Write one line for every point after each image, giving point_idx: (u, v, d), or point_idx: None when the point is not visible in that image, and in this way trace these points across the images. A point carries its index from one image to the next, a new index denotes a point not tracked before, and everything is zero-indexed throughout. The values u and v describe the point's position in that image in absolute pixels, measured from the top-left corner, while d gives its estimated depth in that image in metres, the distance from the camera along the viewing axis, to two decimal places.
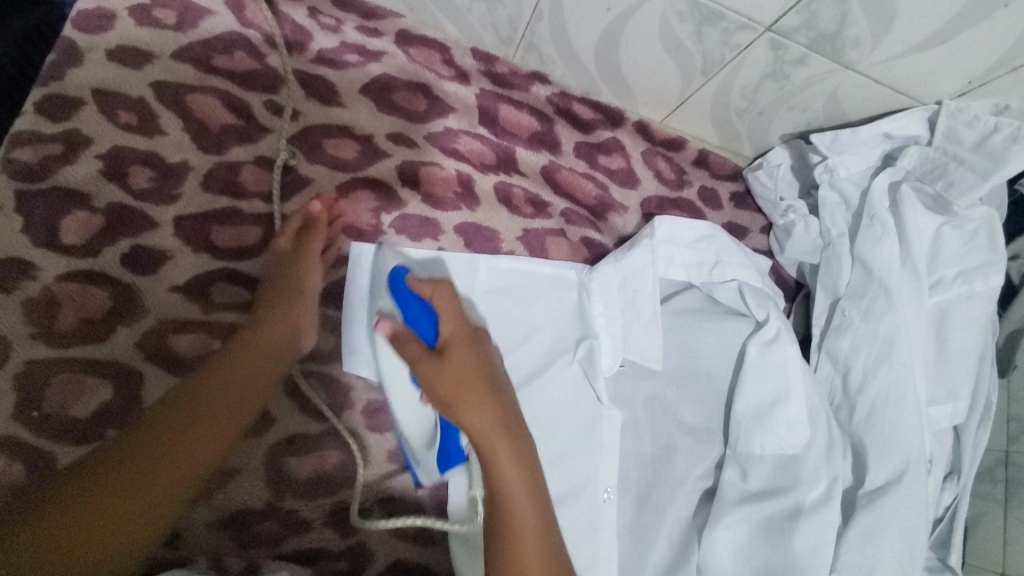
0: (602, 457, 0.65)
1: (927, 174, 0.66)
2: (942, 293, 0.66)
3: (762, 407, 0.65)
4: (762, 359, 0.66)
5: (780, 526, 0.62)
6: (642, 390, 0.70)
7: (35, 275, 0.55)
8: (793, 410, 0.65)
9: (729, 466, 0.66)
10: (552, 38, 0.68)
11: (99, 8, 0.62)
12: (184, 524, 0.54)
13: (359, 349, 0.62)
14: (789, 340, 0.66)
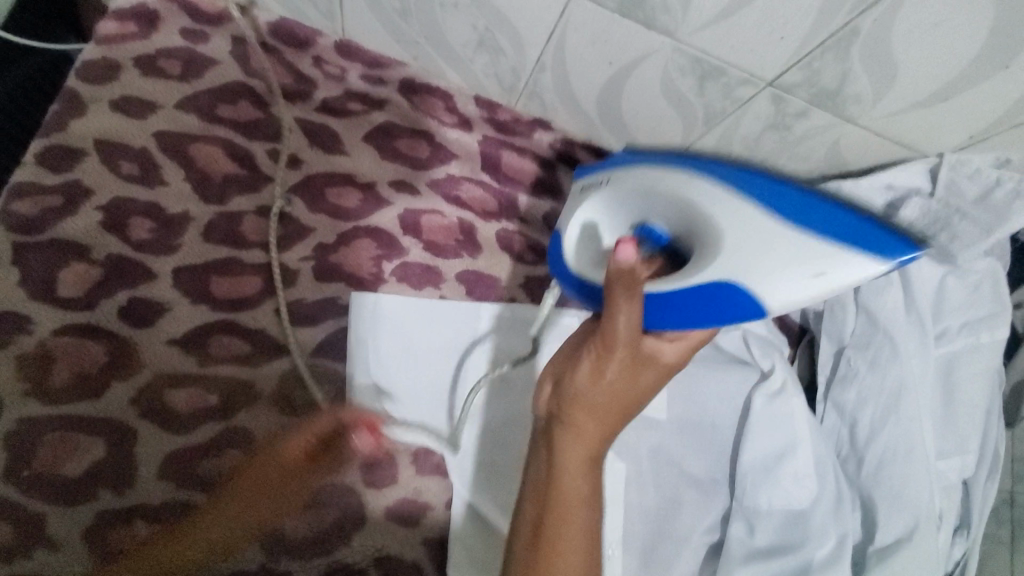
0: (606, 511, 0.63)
1: (928, 227, 0.65)
2: (948, 344, 0.65)
3: (767, 459, 0.65)
4: (770, 410, 0.66)
5: None
6: (647, 442, 0.68)
7: (31, 329, 0.54)
8: (799, 463, 0.64)
9: (735, 520, 0.64)
10: (555, 87, 0.68)
11: (105, 59, 0.63)
12: None
13: (360, 401, 0.61)
14: (795, 392, 0.66)
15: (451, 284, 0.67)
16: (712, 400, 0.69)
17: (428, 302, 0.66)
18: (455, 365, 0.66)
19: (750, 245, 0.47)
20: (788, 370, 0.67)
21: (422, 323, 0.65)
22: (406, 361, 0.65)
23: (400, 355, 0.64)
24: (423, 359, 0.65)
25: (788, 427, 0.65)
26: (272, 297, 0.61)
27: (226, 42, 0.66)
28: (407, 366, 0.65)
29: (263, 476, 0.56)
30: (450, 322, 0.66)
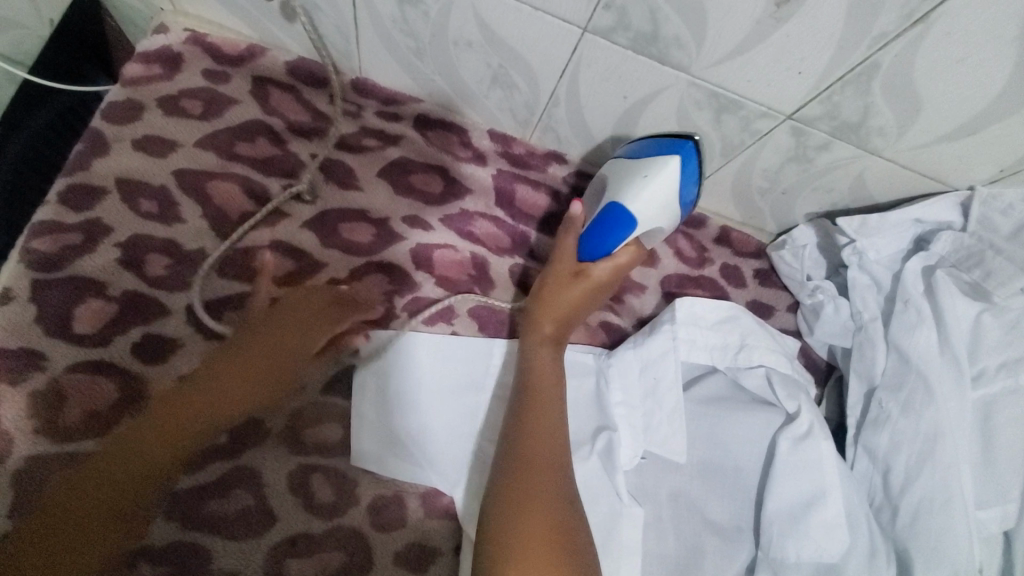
0: (623, 559, 0.60)
1: (963, 261, 0.63)
2: (986, 386, 0.61)
3: (794, 507, 0.61)
4: (795, 456, 0.62)
5: None
6: (667, 486, 0.65)
7: (45, 365, 0.54)
8: (829, 513, 0.60)
9: (762, 572, 0.60)
10: (570, 122, 0.68)
11: (129, 99, 0.64)
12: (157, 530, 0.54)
13: (371, 442, 0.60)
14: (824, 438, 0.62)
15: (463, 319, 0.66)
16: (736, 440, 0.66)
17: (440, 340, 0.64)
18: (467, 404, 0.64)
19: (624, 182, 0.59)
20: (816, 412, 0.63)
21: (432, 360, 0.64)
22: (414, 399, 0.63)
23: (409, 393, 0.63)
24: (434, 396, 0.63)
25: (816, 474, 0.61)
26: None
27: (246, 81, 0.67)
28: (416, 405, 0.63)
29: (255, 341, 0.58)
30: (461, 359, 0.65)
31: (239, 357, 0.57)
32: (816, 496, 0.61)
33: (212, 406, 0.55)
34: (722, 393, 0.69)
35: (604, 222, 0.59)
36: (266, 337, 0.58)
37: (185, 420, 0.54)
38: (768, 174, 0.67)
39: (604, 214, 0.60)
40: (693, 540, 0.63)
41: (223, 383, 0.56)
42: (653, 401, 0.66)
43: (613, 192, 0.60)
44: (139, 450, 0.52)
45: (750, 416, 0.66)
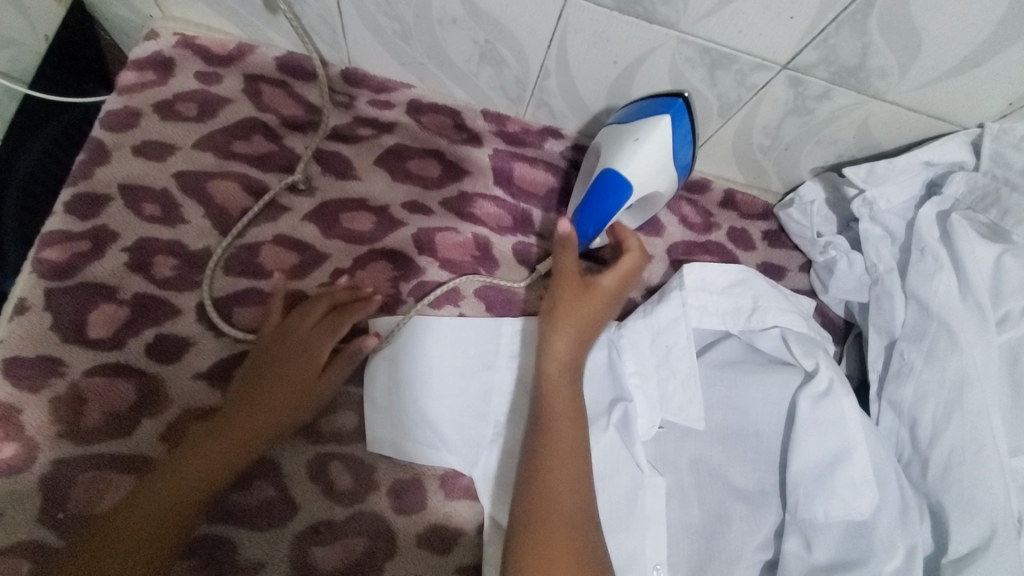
0: (646, 529, 0.59)
1: (978, 202, 0.61)
2: (1012, 329, 0.59)
3: (819, 468, 0.60)
4: (817, 414, 0.60)
5: None
6: (688, 453, 0.65)
7: (64, 371, 0.55)
8: (855, 471, 0.59)
9: (790, 535, 0.59)
10: (562, 94, 0.67)
11: (125, 106, 0.65)
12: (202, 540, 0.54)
13: (383, 428, 0.60)
14: (849, 399, 0.60)
15: (470, 301, 0.66)
16: (754, 403, 0.65)
17: (447, 322, 0.64)
18: (478, 384, 0.63)
19: (615, 148, 0.58)
20: (836, 368, 0.62)
21: (440, 343, 0.64)
22: (427, 383, 0.62)
23: (421, 377, 0.63)
24: (446, 378, 0.63)
25: (840, 431, 0.60)
26: None
27: (238, 80, 0.67)
28: (429, 388, 0.62)
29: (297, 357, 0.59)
30: (467, 340, 0.64)
31: (259, 391, 0.57)
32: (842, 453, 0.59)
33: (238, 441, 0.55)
34: (736, 357, 0.68)
35: (597, 192, 0.58)
36: (286, 367, 0.58)
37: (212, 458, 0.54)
38: (769, 130, 0.65)
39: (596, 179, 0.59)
40: (718, 507, 0.62)
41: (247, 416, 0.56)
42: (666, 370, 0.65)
43: (605, 159, 0.58)
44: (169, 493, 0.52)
45: (768, 378, 0.65)
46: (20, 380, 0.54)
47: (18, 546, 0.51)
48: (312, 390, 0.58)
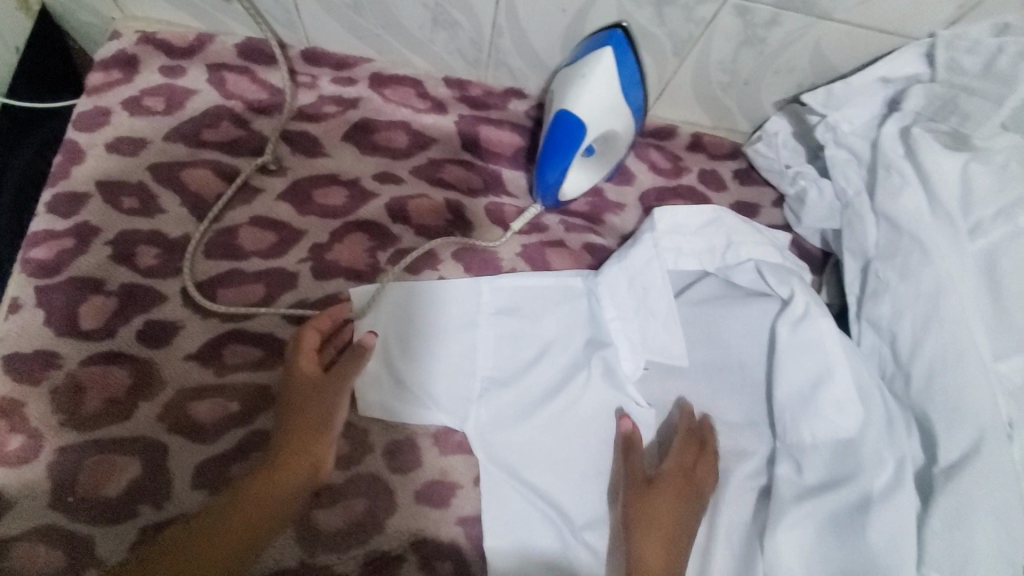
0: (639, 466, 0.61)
1: (939, 112, 0.61)
2: (985, 236, 0.58)
3: (803, 391, 0.61)
4: (797, 337, 0.61)
5: (849, 521, 0.56)
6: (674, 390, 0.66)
7: (60, 363, 0.57)
8: (839, 390, 0.59)
9: (781, 460, 0.61)
10: (518, 52, 0.68)
11: (96, 107, 0.67)
12: None
13: (371, 390, 0.62)
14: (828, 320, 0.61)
15: (447, 263, 0.67)
16: (734, 335, 0.66)
17: (427, 284, 0.65)
18: (462, 343, 0.64)
19: (568, 89, 0.60)
20: (811, 293, 0.63)
21: (422, 307, 0.65)
22: (412, 346, 0.64)
23: (408, 341, 0.64)
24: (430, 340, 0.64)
25: (822, 352, 0.60)
26: (280, 301, 0.63)
27: (201, 71, 0.70)
28: (415, 351, 0.63)
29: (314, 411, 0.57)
30: (450, 301, 0.65)
31: (285, 445, 0.55)
32: (826, 373, 0.60)
33: (266, 501, 0.53)
34: (715, 293, 0.68)
35: (557, 133, 0.60)
36: (308, 415, 0.57)
37: (240, 521, 0.52)
38: (725, 65, 0.67)
39: (556, 126, 0.61)
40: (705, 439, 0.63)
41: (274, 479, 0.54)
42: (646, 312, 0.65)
43: (560, 102, 0.61)
44: (197, 552, 0.51)
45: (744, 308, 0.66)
46: (19, 374, 0.56)
47: (31, 532, 0.52)
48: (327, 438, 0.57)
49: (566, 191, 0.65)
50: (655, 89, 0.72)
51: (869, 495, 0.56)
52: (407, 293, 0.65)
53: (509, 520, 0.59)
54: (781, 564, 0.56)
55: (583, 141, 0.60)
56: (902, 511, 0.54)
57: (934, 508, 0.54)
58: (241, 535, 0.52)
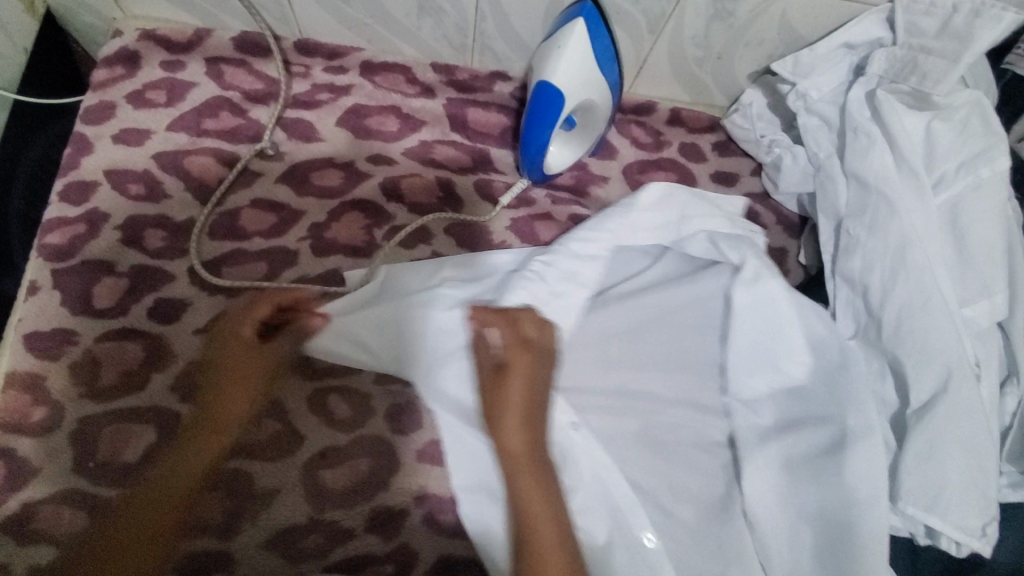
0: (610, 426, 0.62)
1: (899, 74, 0.65)
2: (948, 189, 0.61)
3: (756, 348, 0.64)
4: (747, 297, 0.64)
5: (819, 461, 0.60)
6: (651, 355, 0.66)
7: (77, 340, 0.61)
8: (792, 341, 0.63)
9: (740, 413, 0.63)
10: (501, 35, 0.71)
11: (101, 101, 0.71)
12: (238, 547, 0.56)
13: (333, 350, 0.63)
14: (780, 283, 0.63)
15: (440, 237, 0.70)
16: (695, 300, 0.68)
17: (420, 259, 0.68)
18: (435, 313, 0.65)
19: (546, 61, 0.63)
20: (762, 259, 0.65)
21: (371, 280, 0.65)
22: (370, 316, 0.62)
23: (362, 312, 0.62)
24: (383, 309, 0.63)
25: (774, 311, 0.63)
26: (282, 278, 0.66)
27: (200, 65, 0.74)
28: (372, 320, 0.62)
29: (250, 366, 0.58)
30: (404, 273, 0.66)
31: (217, 386, 0.57)
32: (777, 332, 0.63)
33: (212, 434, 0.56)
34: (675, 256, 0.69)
35: (537, 105, 0.64)
36: (238, 357, 0.58)
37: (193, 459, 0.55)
38: (698, 40, 0.70)
39: (537, 103, 0.65)
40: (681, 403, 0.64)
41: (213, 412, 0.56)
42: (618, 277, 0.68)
43: (539, 75, 0.64)
44: (160, 505, 0.52)
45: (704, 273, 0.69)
46: (39, 351, 0.60)
47: (56, 496, 0.56)
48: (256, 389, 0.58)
49: (549, 165, 0.70)
50: (633, 67, 0.76)
51: (849, 444, 0.58)
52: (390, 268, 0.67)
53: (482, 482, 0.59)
54: (761, 507, 0.59)
55: (562, 112, 0.63)
56: (876, 449, 0.57)
57: (907, 445, 0.57)
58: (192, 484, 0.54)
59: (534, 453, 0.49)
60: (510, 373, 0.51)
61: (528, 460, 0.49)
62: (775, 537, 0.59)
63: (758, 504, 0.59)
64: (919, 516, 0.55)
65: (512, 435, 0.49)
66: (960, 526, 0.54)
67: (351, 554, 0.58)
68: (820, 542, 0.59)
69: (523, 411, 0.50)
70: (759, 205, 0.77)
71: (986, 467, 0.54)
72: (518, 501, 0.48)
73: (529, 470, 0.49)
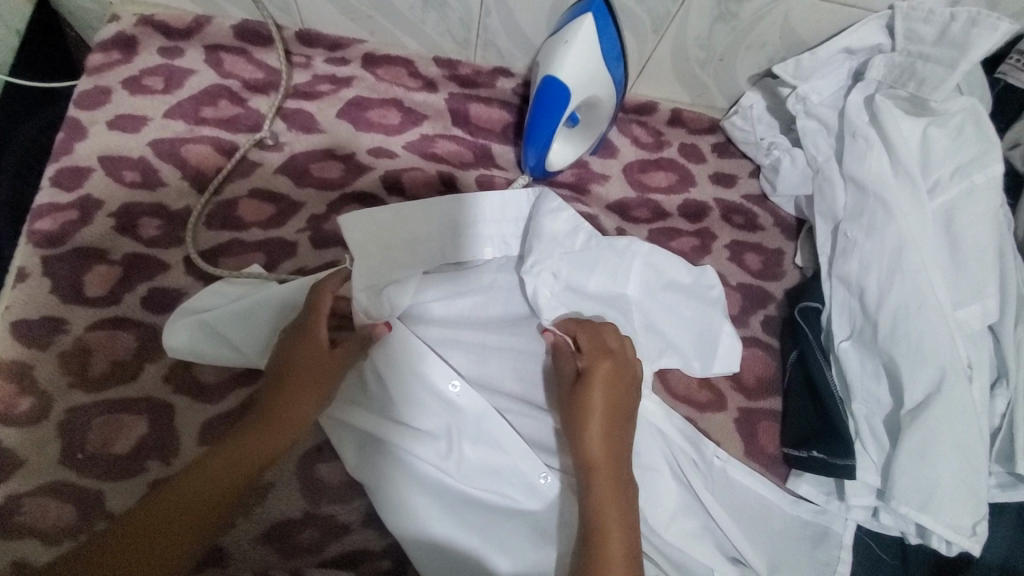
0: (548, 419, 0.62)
1: (898, 79, 0.66)
2: (943, 194, 0.62)
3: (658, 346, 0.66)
4: (685, 319, 0.66)
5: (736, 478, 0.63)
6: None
7: (66, 329, 0.59)
8: (700, 328, 0.65)
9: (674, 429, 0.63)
10: (506, 32, 0.71)
11: (97, 86, 0.71)
12: (230, 542, 0.55)
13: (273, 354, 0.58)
14: (721, 315, 0.65)
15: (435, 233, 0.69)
16: (652, 290, 0.66)
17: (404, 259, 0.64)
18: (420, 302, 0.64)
19: (552, 57, 0.63)
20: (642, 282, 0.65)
21: (344, 342, 0.56)
22: (284, 323, 0.59)
23: (272, 326, 0.59)
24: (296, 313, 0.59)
25: (712, 347, 0.65)
26: (278, 268, 0.65)
27: (199, 52, 0.74)
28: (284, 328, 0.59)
29: (306, 385, 0.55)
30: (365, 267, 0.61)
31: (288, 386, 0.54)
32: (694, 367, 0.66)
33: (227, 473, 0.51)
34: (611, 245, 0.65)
35: (543, 100, 0.64)
36: (297, 401, 0.54)
37: (195, 500, 0.50)
38: (701, 41, 0.71)
39: (542, 99, 0.65)
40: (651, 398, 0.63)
41: (234, 457, 0.52)
42: (586, 265, 0.64)
43: (545, 71, 0.64)
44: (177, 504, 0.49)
45: (661, 256, 0.65)
46: (27, 338, 0.58)
47: (40, 488, 0.53)
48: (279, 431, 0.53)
49: (553, 162, 0.70)
50: (636, 66, 0.77)
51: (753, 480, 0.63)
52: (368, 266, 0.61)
53: (426, 492, 0.57)
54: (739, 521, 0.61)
55: (567, 108, 0.64)
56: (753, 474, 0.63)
57: (900, 445, 0.57)
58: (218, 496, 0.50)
59: (612, 455, 0.52)
60: (593, 377, 0.54)
61: (611, 464, 0.52)
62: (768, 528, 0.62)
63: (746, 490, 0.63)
64: (912, 515, 0.56)
65: (597, 442, 0.52)
66: (952, 524, 0.54)
67: (347, 549, 0.57)
68: (817, 541, 0.61)
69: (606, 414, 0.53)
70: (757, 207, 0.77)
71: (977, 467, 0.55)
72: (592, 494, 0.51)
73: (607, 469, 0.52)
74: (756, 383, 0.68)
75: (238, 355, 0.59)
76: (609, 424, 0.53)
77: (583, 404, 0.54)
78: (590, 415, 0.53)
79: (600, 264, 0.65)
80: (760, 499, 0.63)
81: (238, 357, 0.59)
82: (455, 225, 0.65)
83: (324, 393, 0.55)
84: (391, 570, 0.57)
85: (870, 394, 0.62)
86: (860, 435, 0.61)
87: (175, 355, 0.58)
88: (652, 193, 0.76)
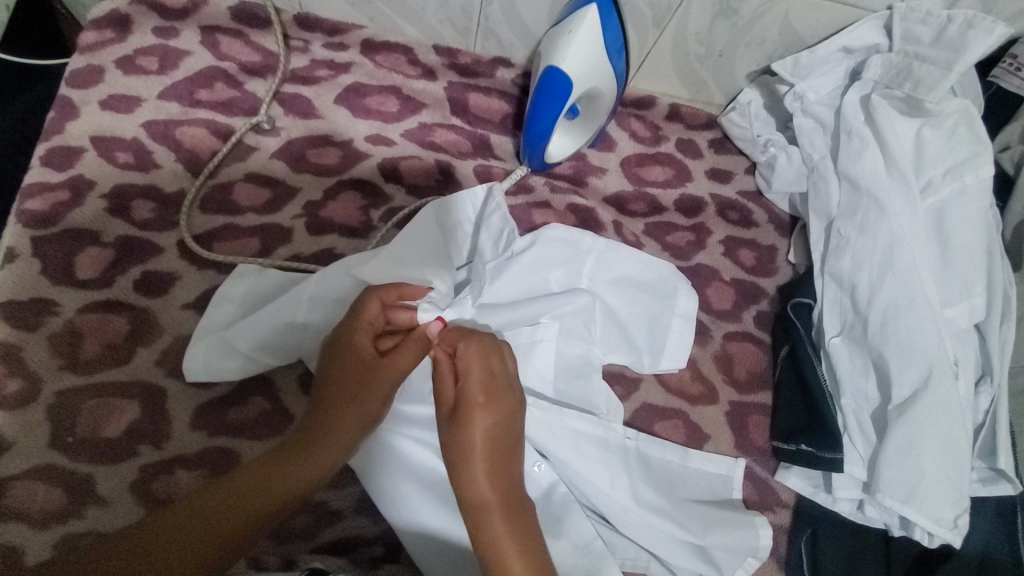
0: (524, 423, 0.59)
1: (895, 79, 0.67)
2: (935, 193, 0.63)
3: (650, 337, 0.67)
4: (640, 315, 0.68)
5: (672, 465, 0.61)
6: (573, 351, 0.63)
7: (56, 311, 0.58)
8: (664, 324, 0.67)
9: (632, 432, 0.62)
10: (507, 22, 0.71)
11: (89, 65, 0.70)
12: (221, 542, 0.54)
13: (258, 346, 0.58)
14: (669, 310, 0.68)
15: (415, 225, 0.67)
16: (607, 284, 0.68)
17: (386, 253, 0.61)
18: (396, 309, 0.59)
19: (555, 45, 0.63)
20: (592, 280, 0.67)
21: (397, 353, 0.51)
22: (292, 322, 0.58)
23: (276, 327, 0.58)
24: (301, 309, 0.58)
25: (660, 342, 0.67)
26: (271, 254, 0.64)
27: (195, 32, 0.73)
28: (293, 327, 0.58)
29: (350, 399, 0.51)
30: (354, 270, 0.60)
31: (336, 399, 0.51)
32: (645, 363, 0.67)
33: (268, 492, 0.48)
34: (572, 239, 0.67)
35: (545, 91, 0.64)
36: (337, 416, 0.51)
37: (225, 518, 0.46)
38: (702, 36, 0.72)
39: (544, 89, 0.64)
40: (610, 392, 0.64)
41: (273, 478, 0.48)
42: (554, 260, 0.67)
43: (546, 61, 0.64)
44: (217, 513, 0.46)
45: (620, 252, 0.68)
46: (14, 320, 0.57)
47: (29, 471, 0.53)
48: (326, 449, 0.50)
49: (551, 154, 0.70)
50: (636, 59, 0.77)
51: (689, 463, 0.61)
52: (353, 270, 0.60)
53: (418, 484, 0.57)
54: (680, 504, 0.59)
55: (569, 99, 0.64)
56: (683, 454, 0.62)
57: (887, 439, 0.58)
58: (258, 511, 0.47)
59: (506, 489, 0.46)
60: (473, 410, 0.46)
61: (503, 506, 0.46)
62: (705, 515, 0.59)
63: (664, 471, 0.61)
64: (896, 508, 0.57)
65: (486, 481, 0.45)
66: (935, 517, 0.55)
67: (340, 535, 0.57)
68: (743, 528, 0.58)
69: (491, 453, 0.46)
70: (752, 203, 0.78)
71: (959, 462, 0.56)
72: (483, 535, 0.45)
73: (501, 514, 0.45)
74: (748, 377, 0.69)
75: (249, 363, 0.58)
76: (496, 456, 0.46)
77: (466, 444, 0.46)
78: (470, 458, 0.45)
79: (560, 259, 0.67)
80: (702, 483, 0.61)
81: (249, 364, 0.58)
82: (447, 228, 0.66)
83: (358, 407, 0.51)
84: (383, 557, 0.57)
85: (859, 390, 0.63)
86: (848, 430, 0.62)
87: (190, 378, 0.57)
88: (649, 187, 0.76)
